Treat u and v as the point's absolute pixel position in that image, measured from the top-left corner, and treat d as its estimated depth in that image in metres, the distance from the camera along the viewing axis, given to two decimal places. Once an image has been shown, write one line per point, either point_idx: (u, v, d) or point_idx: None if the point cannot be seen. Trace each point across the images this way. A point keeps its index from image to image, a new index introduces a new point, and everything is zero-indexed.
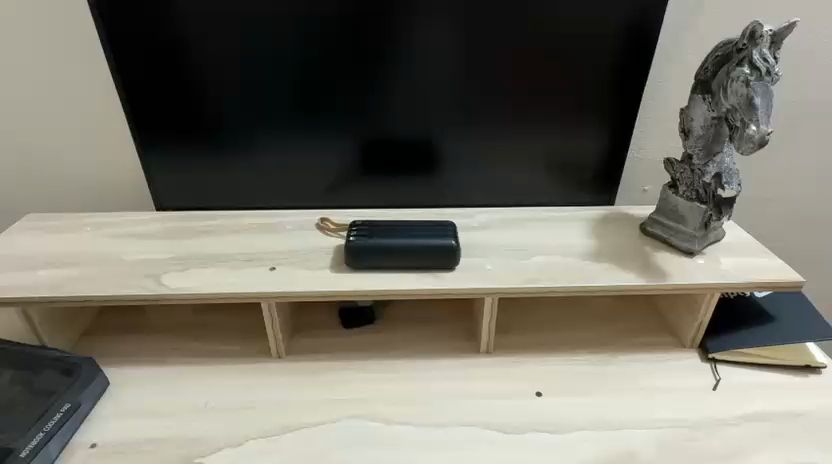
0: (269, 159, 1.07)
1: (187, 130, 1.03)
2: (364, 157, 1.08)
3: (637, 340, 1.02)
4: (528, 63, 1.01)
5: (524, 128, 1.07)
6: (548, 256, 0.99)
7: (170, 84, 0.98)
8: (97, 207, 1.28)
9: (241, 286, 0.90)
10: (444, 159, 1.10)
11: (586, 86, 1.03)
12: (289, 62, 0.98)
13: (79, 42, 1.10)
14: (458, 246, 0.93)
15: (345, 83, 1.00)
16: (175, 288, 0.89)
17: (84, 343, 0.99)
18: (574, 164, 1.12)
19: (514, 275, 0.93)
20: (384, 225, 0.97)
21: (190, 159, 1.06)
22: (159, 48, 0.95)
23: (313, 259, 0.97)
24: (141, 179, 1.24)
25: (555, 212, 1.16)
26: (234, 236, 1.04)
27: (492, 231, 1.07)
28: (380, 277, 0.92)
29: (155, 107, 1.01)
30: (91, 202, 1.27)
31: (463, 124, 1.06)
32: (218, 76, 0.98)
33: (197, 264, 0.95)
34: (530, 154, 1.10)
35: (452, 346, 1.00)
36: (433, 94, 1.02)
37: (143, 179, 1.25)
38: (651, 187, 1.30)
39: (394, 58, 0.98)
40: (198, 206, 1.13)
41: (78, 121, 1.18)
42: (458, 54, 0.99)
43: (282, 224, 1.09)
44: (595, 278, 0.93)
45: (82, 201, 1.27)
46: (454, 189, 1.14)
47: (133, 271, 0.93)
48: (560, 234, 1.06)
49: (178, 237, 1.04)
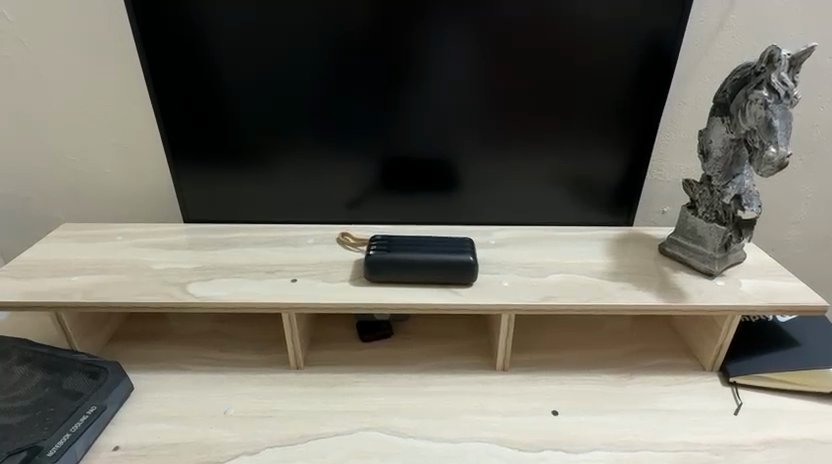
0: (292, 176, 1.11)
1: (215, 146, 1.07)
2: (384, 174, 1.11)
3: (656, 362, 1.01)
4: (546, 85, 1.03)
5: (541, 148, 1.09)
6: (565, 275, 0.99)
7: (201, 101, 1.03)
8: (127, 219, 1.32)
9: (262, 296, 0.92)
10: (461, 178, 1.12)
11: (604, 108, 1.05)
12: (314, 82, 1.02)
13: (115, 61, 1.15)
14: (475, 262, 0.94)
15: (367, 102, 1.04)
16: (199, 296, 0.92)
17: (110, 349, 1.03)
18: (591, 185, 1.13)
19: (530, 292, 0.93)
20: (404, 240, 0.99)
21: (217, 173, 1.11)
22: (193, 67, 1.00)
23: (333, 271, 0.99)
24: (169, 193, 1.28)
25: (572, 232, 1.16)
26: (257, 249, 1.07)
27: (509, 248, 1.08)
28: (398, 291, 0.94)
29: (186, 123, 1.05)
30: (121, 214, 1.32)
31: (481, 144, 1.08)
32: (247, 94, 1.03)
33: (221, 274, 0.99)
34: (547, 174, 1.12)
35: (468, 362, 1.01)
36: (452, 114, 1.05)
37: (171, 192, 1.29)
38: (670, 208, 1.29)
39: (415, 79, 1.02)
40: (224, 219, 1.17)
41: (112, 137, 1.23)
42: (477, 76, 1.02)
43: (303, 238, 1.11)
44: (612, 297, 0.93)
45: (113, 213, 1.31)
46: (471, 207, 1.16)
47: (161, 279, 0.97)
48: (577, 253, 1.07)
49: (204, 248, 1.08)
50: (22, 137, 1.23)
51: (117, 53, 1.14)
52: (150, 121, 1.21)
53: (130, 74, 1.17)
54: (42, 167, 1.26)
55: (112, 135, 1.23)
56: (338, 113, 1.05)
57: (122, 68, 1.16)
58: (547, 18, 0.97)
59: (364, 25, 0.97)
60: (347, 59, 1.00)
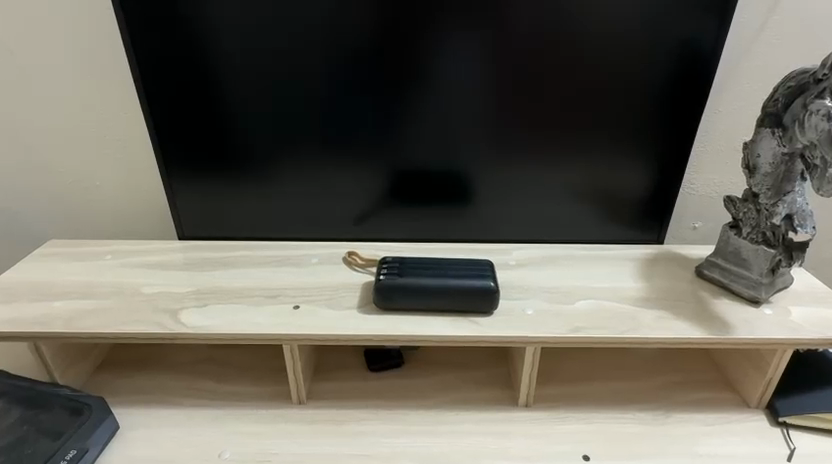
0: (296, 188, 1.02)
1: (213, 156, 0.99)
2: (394, 187, 1.02)
3: (694, 396, 0.92)
4: (573, 90, 0.94)
5: (566, 158, 1.00)
6: (595, 301, 0.90)
7: (196, 110, 0.95)
8: (118, 235, 1.24)
9: (260, 326, 0.83)
10: (479, 191, 1.03)
11: (636, 115, 0.96)
12: (320, 87, 0.93)
13: (105, 65, 1.07)
14: (496, 289, 0.85)
15: (377, 110, 0.95)
16: (192, 326, 0.83)
17: (96, 380, 0.94)
18: (620, 199, 1.04)
19: (558, 322, 0.84)
20: (417, 262, 0.90)
21: (214, 186, 1.02)
22: (186, 73, 0.92)
23: (339, 297, 0.90)
24: (163, 206, 1.20)
25: (598, 251, 1.07)
26: (257, 270, 0.99)
27: (531, 270, 0.99)
28: (410, 320, 0.85)
29: (181, 133, 0.97)
30: (112, 229, 1.24)
31: (501, 156, 1.00)
32: (246, 102, 0.94)
33: (217, 299, 0.90)
34: (572, 187, 1.03)
35: (487, 396, 0.92)
36: (470, 122, 0.96)
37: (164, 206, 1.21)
38: (701, 224, 1.19)
39: (429, 85, 0.93)
40: (222, 236, 1.08)
41: (101, 146, 1.15)
42: (497, 82, 0.93)
43: (306, 257, 1.03)
44: (649, 327, 0.83)
45: (104, 228, 1.23)
46: (488, 222, 1.07)
47: (151, 305, 0.88)
48: (606, 276, 0.98)
49: (199, 268, 1.00)
50: (7, 147, 1.15)
51: (108, 58, 1.06)
52: (142, 130, 1.13)
53: (121, 80, 1.08)
54: (29, 179, 1.18)
55: (101, 145, 1.14)
56: (345, 122, 0.96)
57: (113, 74, 1.08)
58: (573, 19, 0.88)
59: (375, 25, 0.88)
60: (355, 65, 0.91)
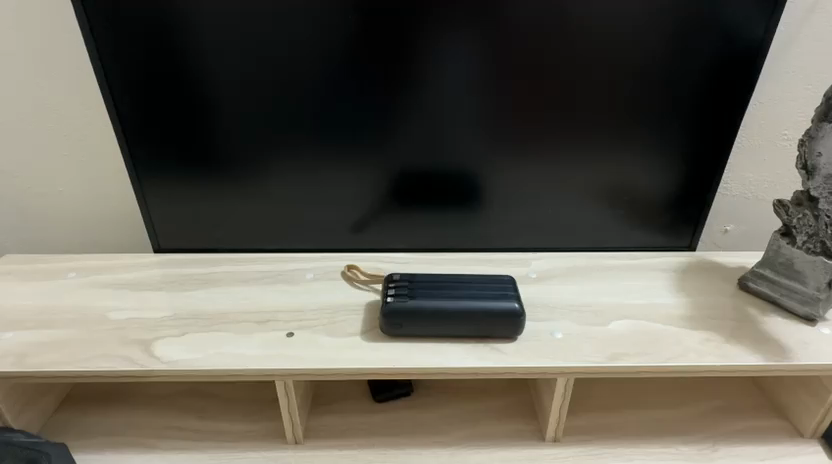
0: (286, 192, 0.90)
1: (188, 155, 0.86)
2: (398, 189, 0.90)
3: (740, 426, 0.82)
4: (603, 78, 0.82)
5: (592, 156, 0.88)
6: (631, 321, 0.79)
7: (169, 104, 0.82)
8: (83, 248, 1.10)
9: (249, 360, 0.71)
10: (493, 194, 0.91)
11: (672, 106, 0.84)
12: (312, 75, 0.80)
13: (56, 53, 0.92)
14: (522, 311, 0.74)
15: (379, 103, 0.83)
16: (167, 362, 0.71)
17: (59, 421, 0.81)
18: (651, 201, 0.93)
19: (592, 349, 0.73)
20: (430, 280, 0.78)
21: (194, 191, 0.90)
22: (156, 61, 0.79)
23: (340, 322, 0.78)
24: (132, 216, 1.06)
25: (627, 260, 0.95)
26: (244, 288, 0.86)
27: (556, 284, 0.88)
28: (424, 349, 0.73)
29: (152, 131, 0.84)
30: (76, 243, 1.09)
31: (519, 154, 0.87)
32: (227, 94, 0.81)
33: (198, 326, 0.78)
34: (598, 188, 0.91)
35: (510, 430, 0.81)
36: (484, 115, 0.84)
37: (132, 217, 1.06)
38: (733, 227, 1.09)
39: (439, 74, 0.81)
40: (203, 249, 0.96)
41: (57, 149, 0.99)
42: (517, 70, 0.81)
43: (300, 272, 0.91)
44: (698, 355, 0.73)
45: (66, 242, 1.09)
46: (504, 229, 0.95)
47: (119, 336, 0.75)
48: (639, 291, 0.87)
49: (177, 287, 0.87)
50: None
51: (60, 44, 0.91)
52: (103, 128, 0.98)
53: (78, 70, 0.94)
54: None
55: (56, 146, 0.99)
56: (343, 117, 0.84)
57: (66, 63, 0.92)
58: None
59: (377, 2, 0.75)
60: (353, 51, 0.79)
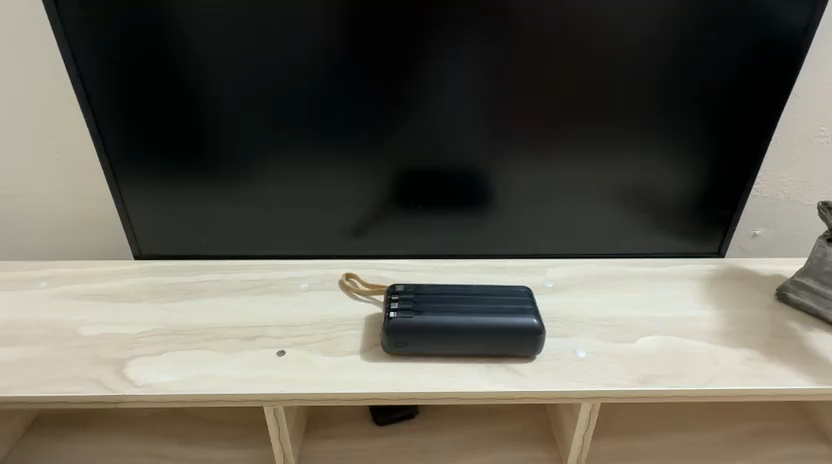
0: (278, 193, 0.82)
1: (169, 152, 0.78)
2: (400, 190, 0.82)
3: (780, 452, 0.74)
4: (630, 66, 0.74)
5: (615, 153, 0.80)
6: (661, 338, 0.71)
7: (147, 95, 0.74)
8: (41, 254, 0.97)
9: (234, 384, 0.63)
10: (505, 195, 0.83)
11: (705, 98, 0.76)
12: (306, 64, 0.72)
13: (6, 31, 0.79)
14: (542, 328, 0.66)
15: (381, 94, 0.75)
16: (142, 386, 0.63)
17: (23, 453, 0.73)
18: (680, 204, 0.84)
19: (620, 370, 0.65)
20: (437, 292, 0.70)
21: (177, 191, 0.81)
22: (132, 46, 0.71)
23: (337, 338, 0.70)
24: (99, 218, 0.94)
25: (651, 267, 0.87)
26: (231, 300, 0.78)
27: (575, 294, 0.80)
28: (431, 370, 0.65)
29: (129, 125, 0.76)
30: (33, 248, 0.97)
31: (536, 151, 0.79)
32: (212, 84, 0.73)
33: (178, 344, 0.69)
34: (621, 189, 0.83)
35: (525, 458, 0.73)
36: (496, 108, 0.76)
37: (98, 219, 0.94)
38: (762, 230, 1.01)
39: (447, 62, 0.72)
40: (188, 254, 0.87)
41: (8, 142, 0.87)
42: (535, 57, 0.73)
43: (294, 281, 0.82)
44: (739, 377, 0.65)
45: (22, 247, 0.96)
46: (517, 234, 0.86)
47: (89, 354, 0.67)
48: (667, 303, 0.79)
49: (158, 298, 0.79)
50: None
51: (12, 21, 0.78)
52: (63, 120, 0.85)
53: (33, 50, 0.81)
54: None
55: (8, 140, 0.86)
56: (340, 110, 0.75)
57: (19, 43, 0.80)
58: None
59: None
60: (352, 36, 0.71)
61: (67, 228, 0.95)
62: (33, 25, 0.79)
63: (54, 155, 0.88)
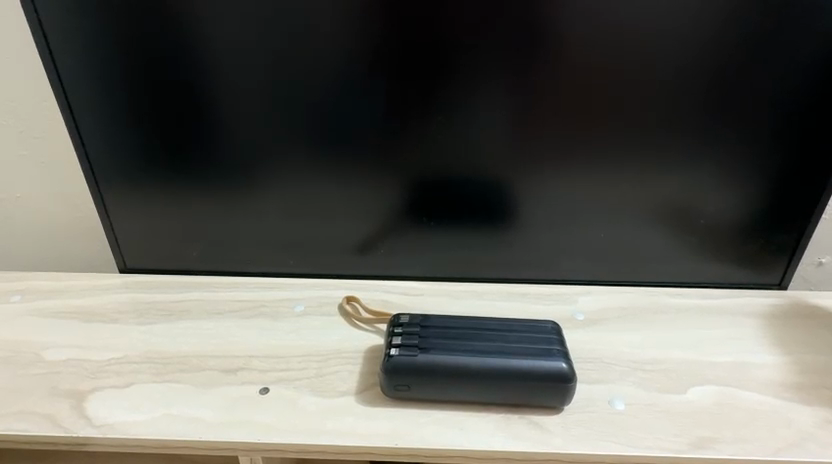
0: (272, 204, 0.73)
1: (153, 155, 0.70)
2: (409, 204, 0.72)
3: None
4: (679, 65, 0.63)
5: (660, 166, 0.68)
6: (715, 389, 0.60)
7: (130, 91, 0.66)
8: (24, 264, 0.90)
9: (204, 428, 0.54)
10: (530, 211, 0.72)
11: (772, 101, 0.64)
12: (303, 58, 0.64)
13: None
14: (572, 374, 0.54)
15: (388, 94, 0.65)
16: (99, 425, 0.54)
17: None
18: (736, 225, 0.72)
19: (666, 430, 0.54)
20: (447, 325, 0.59)
21: (162, 199, 0.73)
22: (112, 37, 0.63)
23: (330, 375, 0.61)
24: (84, 226, 0.87)
25: (700, 299, 0.75)
26: (216, 323, 0.69)
27: (610, 330, 0.68)
28: (437, 421, 0.55)
29: (110, 125, 0.69)
30: (16, 257, 0.90)
31: (566, 162, 0.69)
32: (200, 81, 0.65)
33: (150, 375, 0.61)
34: (666, 207, 0.71)
35: None
36: (521, 110, 0.66)
37: (83, 228, 0.87)
38: (829, 259, 0.87)
39: (464, 58, 0.63)
40: (175, 269, 0.79)
41: None
42: (567, 54, 0.62)
43: (288, 303, 0.73)
44: (817, 446, 0.53)
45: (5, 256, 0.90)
46: (542, 256, 0.76)
47: (49, 384, 0.59)
48: (720, 343, 0.67)
49: (135, 319, 0.71)
50: None
51: None
52: (43, 118, 0.79)
53: (12, 42, 0.74)
54: None
55: None
56: (342, 112, 0.66)
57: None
58: None
59: None
60: (355, 28, 0.62)
61: (55, 237, 0.88)
62: (13, 17, 0.72)
63: (37, 156, 0.81)
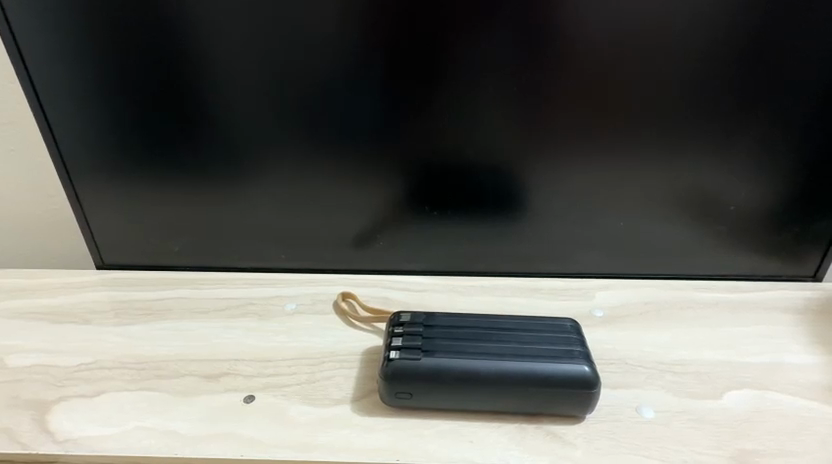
0: (259, 193, 0.66)
1: (126, 141, 0.63)
2: (410, 192, 0.66)
3: None
4: (710, 34, 0.56)
5: (687, 148, 0.62)
6: (754, 393, 0.53)
7: (97, 69, 0.59)
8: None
9: (181, 443, 0.48)
10: (542, 199, 0.65)
11: (814, 74, 0.57)
12: (290, 30, 0.57)
13: None
14: (595, 379, 0.48)
15: (385, 70, 0.58)
16: (61, 441, 0.48)
17: None
18: (770, 213, 0.65)
19: (703, 442, 0.48)
20: (453, 325, 0.53)
21: (138, 189, 0.67)
22: (75, 9, 0.56)
23: (323, 381, 0.54)
24: (61, 220, 0.81)
25: (729, 293, 0.68)
26: (199, 324, 0.63)
27: (633, 328, 0.62)
28: (443, 433, 0.49)
29: (78, 108, 0.62)
30: None
31: (583, 144, 0.62)
32: (174, 56, 0.58)
33: (122, 382, 0.55)
34: (692, 193, 0.64)
35: None
36: (532, 86, 0.59)
37: (59, 222, 0.81)
38: None
39: (470, 26, 0.56)
40: (156, 265, 0.73)
41: None
42: (584, 24, 0.56)
43: (278, 301, 0.67)
44: None
45: None
46: (555, 248, 0.69)
47: (9, 394, 0.53)
48: (756, 342, 0.60)
49: (110, 320, 0.64)
50: None
51: None
52: (11, 102, 0.72)
53: None
54: None
55: None
56: (333, 90, 0.60)
57: None
58: None
59: None
60: None
61: (29, 232, 0.81)
62: None
63: (6, 144, 0.75)
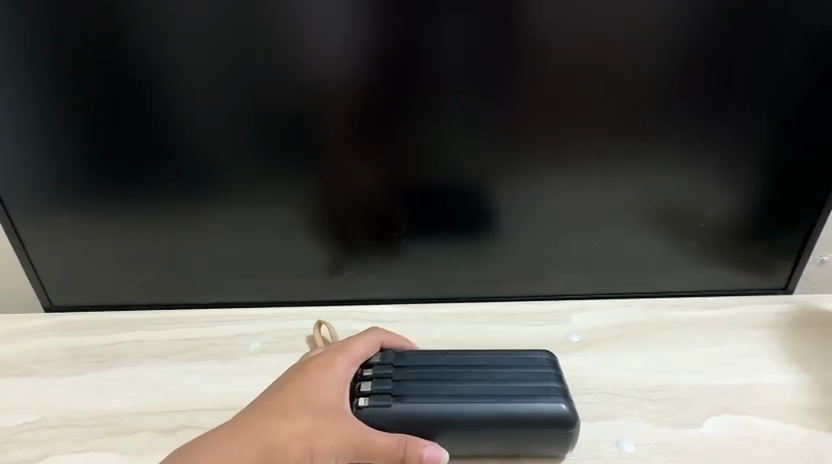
0: (216, 226, 0.63)
1: (69, 179, 0.59)
2: (377, 220, 0.63)
3: None
4: (670, 58, 0.55)
5: (653, 168, 0.61)
6: (732, 420, 0.53)
7: (35, 106, 0.56)
8: None
9: None
10: (512, 223, 0.64)
11: (773, 92, 0.57)
12: (240, 62, 0.54)
13: None
14: (573, 416, 0.46)
15: (343, 99, 0.56)
16: None
17: None
18: (738, 229, 0.65)
19: None
20: (424, 364, 0.50)
21: (83, 226, 0.62)
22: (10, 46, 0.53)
23: None
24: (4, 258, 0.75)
25: (703, 310, 0.67)
26: (157, 370, 0.60)
27: (609, 353, 0.61)
28: None
29: (15, 146, 0.58)
30: None
31: (554, 164, 0.60)
32: (119, 91, 0.55)
33: (70, 442, 0.53)
34: (661, 212, 0.64)
35: None
36: (496, 111, 0.57)
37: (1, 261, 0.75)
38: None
39: (429, 55, 0.55)
40: (106, 305, 0.68)
41: None
42: (544, 50, 0.55)
43: (241, 341, 0.63)
44: None
45: None
46: (527, 272, 0.68)
47: None
48: (732, 362, 0.60)
49: (60, 370, 0.60)
50: None
51: None
52: None
53: None
54: None
55: None
56: (290, 120, 0.57)
57: None
58: None
59: None
60: (305, 19, 0.53)
61: None
62: None
63: None
